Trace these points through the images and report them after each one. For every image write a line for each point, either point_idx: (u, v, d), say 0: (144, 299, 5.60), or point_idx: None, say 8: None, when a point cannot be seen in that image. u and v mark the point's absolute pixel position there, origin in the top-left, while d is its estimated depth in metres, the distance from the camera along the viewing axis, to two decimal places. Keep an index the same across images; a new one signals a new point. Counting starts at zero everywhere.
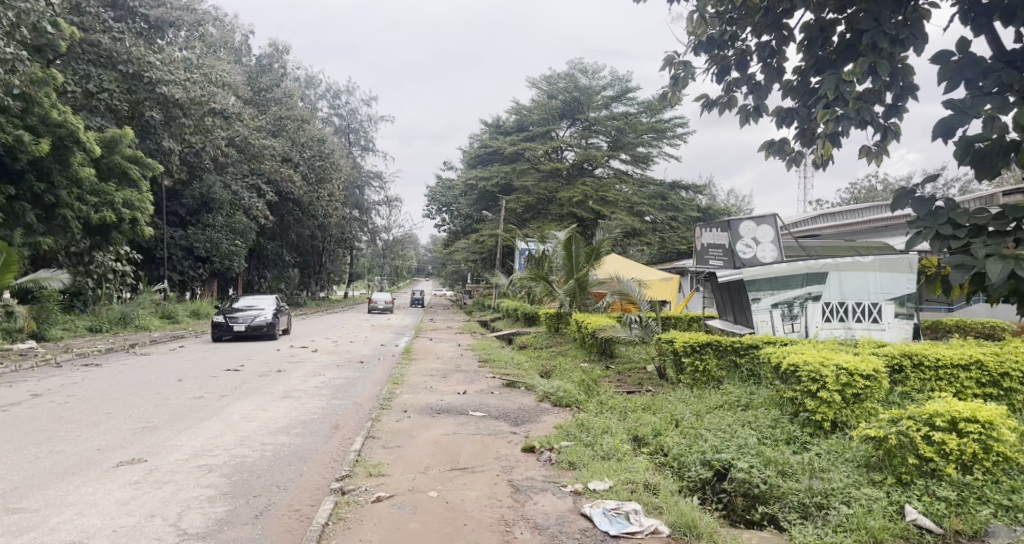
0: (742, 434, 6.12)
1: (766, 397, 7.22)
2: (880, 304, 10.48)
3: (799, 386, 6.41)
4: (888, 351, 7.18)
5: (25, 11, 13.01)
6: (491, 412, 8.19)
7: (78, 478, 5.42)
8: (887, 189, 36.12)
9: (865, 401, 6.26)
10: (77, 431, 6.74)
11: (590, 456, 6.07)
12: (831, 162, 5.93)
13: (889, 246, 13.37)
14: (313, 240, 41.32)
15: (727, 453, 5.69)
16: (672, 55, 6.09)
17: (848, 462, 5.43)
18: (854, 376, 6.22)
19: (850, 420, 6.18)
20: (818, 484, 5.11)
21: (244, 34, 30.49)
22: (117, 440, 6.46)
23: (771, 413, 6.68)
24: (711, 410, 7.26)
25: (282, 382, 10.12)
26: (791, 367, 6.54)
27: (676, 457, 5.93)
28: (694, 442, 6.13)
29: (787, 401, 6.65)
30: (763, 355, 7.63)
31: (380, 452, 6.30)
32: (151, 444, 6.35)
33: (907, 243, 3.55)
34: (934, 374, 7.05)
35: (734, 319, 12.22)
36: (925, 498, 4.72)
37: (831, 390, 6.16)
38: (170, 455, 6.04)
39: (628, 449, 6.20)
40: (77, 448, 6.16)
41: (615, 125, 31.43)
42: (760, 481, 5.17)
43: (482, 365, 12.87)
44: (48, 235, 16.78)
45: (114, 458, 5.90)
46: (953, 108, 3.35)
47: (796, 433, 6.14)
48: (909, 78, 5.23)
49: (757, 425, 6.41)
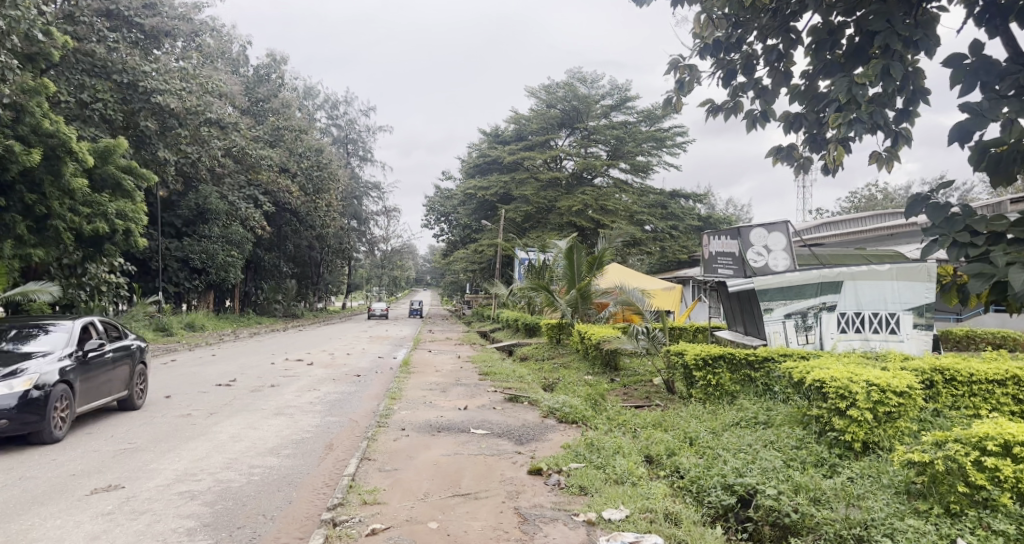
0: (765, 455, 5.88)
1: (787, 414, 6.97)
2: (897, 314, 10.23)
3: (826, 404, 6.17)
4: (918, 366, 6.92)
5: (15, 19, 12.83)
6: (494, 430, 7.91)
7: (48, 509, 5.14)
8: (889, 198, 36.19)
9: (898, 420, 6.00)
10: (54, 454, 6.47)
11: (602, 479, 5.81)
12: (841, 170, 5.81)
13: (902, 255, 13.14)
14: (311, 250, 40.94)
15: (751, 477, 5.44)
16: (677, 59, 5.91)
17: (885, 489, 5.18)
18: (886, 393, 5.96)
19: (882, 441, 5.93)
20: (853, 514, 4.86)
21: (242, 45, 30.17)
22: (95, 464, 6.18)
23: (794, 431, 6.44)
24: (729, 427, 7.01)
25: (274, 398, 9.81)
26: (816, 383, 6.30)
27: (694, 481, 5.68)
28: (713, 464, 5.88)
29: (811, 419, 6.42)
30: (782, 370, 7.39)
31: (376, 476, 6.03)
32: (130, 468, 6.08)
33: (924, 250, 3.82)
34: (967, 390, 6.80)
35: (744, 330, 11.97)
36: (980, 532, 4.41)
37: (861, 408, 5.91)
38: (150, 480, 5.77)
39: (643, 472, 5.94)
40: (50, 474, 5.89)
41: (615, 134, 31.25)
42: (790, 509, 4.92)
43: (483, 378, 12.60)
44: (39, 247, 16.46)
45: (89, 485, 5.63)
46: (975, 114, 3.71)
47: (824, 455, 5.90)
48: (920, 81, 5.03)
49: (781, 445, 6.17)
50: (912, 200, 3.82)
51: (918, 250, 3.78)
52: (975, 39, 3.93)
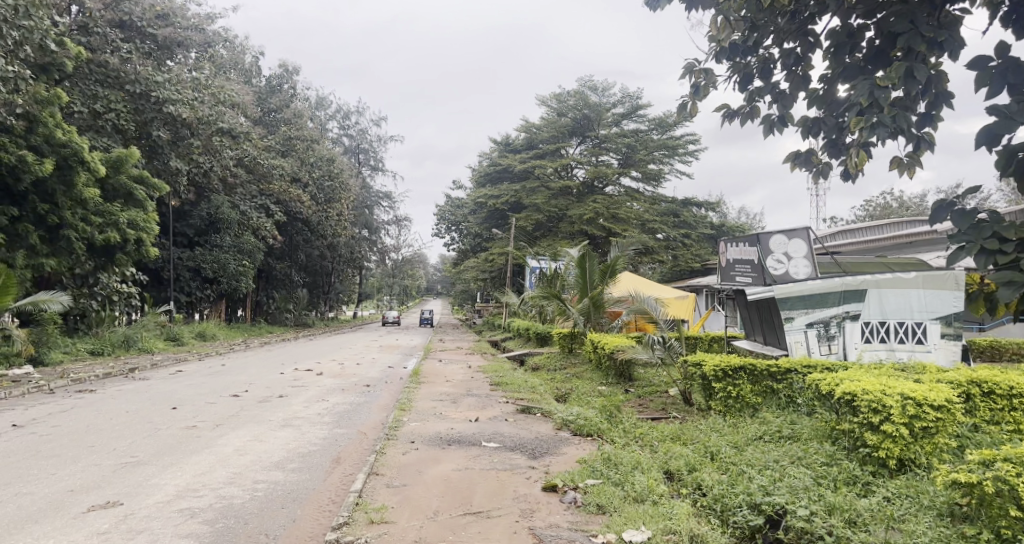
0: (793, 473, 5.68)
1: (814, 429, 6.78)
2: (924, 324, 10.00)
3: (859, 418, 5.97)
4: (954, 378, 6.71)
5: (28, 30, 12.87)
6: (506, 443, 7.74)
7: (43, 527, 5.02)
8: (903, 207, 35.94)
9: (936, 436, 5.78)
10: (53, 469, 6.35)
11: (620, 497, 5.62)
12: (862, 176, 5.49)
13: (924, 264, 12.89)
14: (322, 260, 40.92)
15: (780, 496, 5.24)
16: (692, 63, 5.75)
17: (927, 512, 4.97)
18: (923, 406, 5.75)
19: (920, 457, 5.71)
20: (894, 539, 4.67)
21: (255, 56, 30.26)
22: (94, 479, 6.07)
23: (824, 447, 6.25)
24: (753, 441, 6.83)
25: (282, 409, 9.67)
26: (847, 396, 6.09)
27: (718, 497, 5.49)
28: (739, 481, 5.68)
29: (843, 435, 6.22)
30: (809, 380, 7.20)
31: (384, 492, 5.88)
32: (130, 483, 5.96)
33: (949, 258, 3.66)
34: (1007, 404, 6.59)
35: (763, 339, 11.75)
36: None
37: (896, 423, 5.72)
38: (150, 497, 5.65)
39: (664, 490, 5.73)
40: (48, 490, 5.77)
41: (626, 142, 31.06)
42: (825, 531, 4.73)
43: (494, 388, 12.41)
44: (52, 257, 16.40)
45: (87, 501, 5.51)
46: (1004, 116, 3.55)
47: (858, 472, 5.70)
48: (943, 84, 4.83)
49: (811, 462, 5.97)
50: (936, 205, 3.66)
51: (944, 258, 3.62)
52: (1002, 41, 3.77)
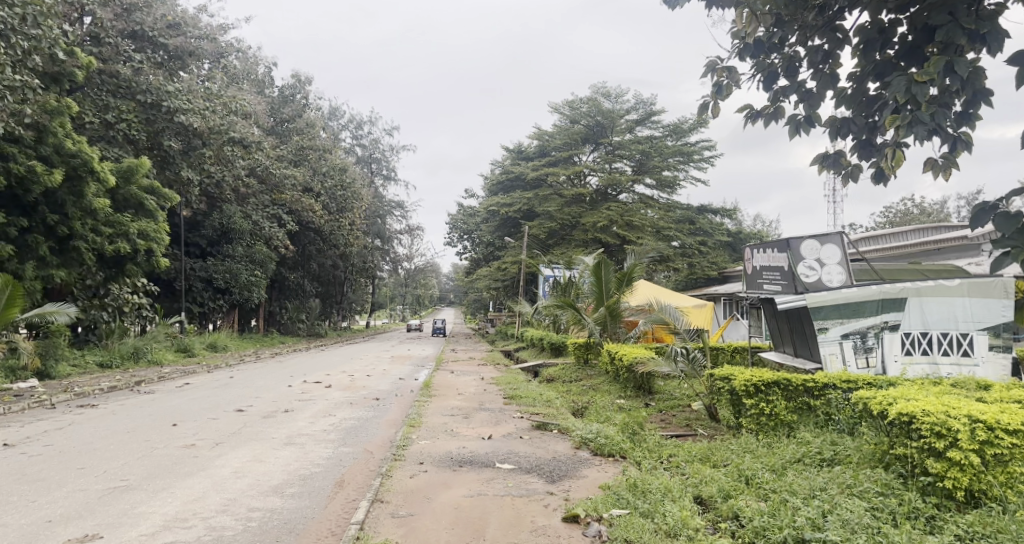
0: (846, 506, 5.30)
1: (861, 453, 6.41)
2: (970, 335, 9.48)
3: (921, 443, 5.59)
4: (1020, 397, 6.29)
5: (37, 39, 12.66)
6: (522, 464, 7.38)
7: None
8: (926, 214, 35.28)
9: (1012, 464, 5.34)
10: (37, 495, 6.10)
11: (651, 531, 5.26)
12: (896, 176, 5.09)
13: (960, 272, 12.38)
14: (334, 268, 40.82)
15: (833, 533, 4.93)
16: (713, 61, 5.43)
17: None
18: (995, 431, 5.35)
19: (994, 489, 5.29)
20: None
21: (268, 66, 30.18)
22: (78, 507, 5.81)
23: (876, 474, 5.87)
24: (792, 466, 6.47)
25: (287, 426, 9.36)
26: (907, 417, 5.71)
27: (759, 530, 5.15)
28: (782, 512, 5.34)
29: (900, 462, 5.84)
30: (853, 399, 6.84)
31: (389, 523, 5.57)
32: (114, 512, 5.68)
33: (994, 264, 3.44)
34: None
35: (794, 352, 11.31)
36: None
37: (965, 450, 5.33)
38: (133, 529, 5.37)
39: (699, 523, 5.37)
40: (27, 519, 5.52)
41: (640, 149, 30.56)
42: None
43: (508, 402, 12.02)
44: (62, 268, 16.25)
45: (65, 534, 5.25)
46: None
47: (919, 505, 5.32)
48: (982, 81, 4.40)
49: (865, 493, 5.59)
50: (977, 210, 3.42)
51: (988, 265, 3.40)
52: None
